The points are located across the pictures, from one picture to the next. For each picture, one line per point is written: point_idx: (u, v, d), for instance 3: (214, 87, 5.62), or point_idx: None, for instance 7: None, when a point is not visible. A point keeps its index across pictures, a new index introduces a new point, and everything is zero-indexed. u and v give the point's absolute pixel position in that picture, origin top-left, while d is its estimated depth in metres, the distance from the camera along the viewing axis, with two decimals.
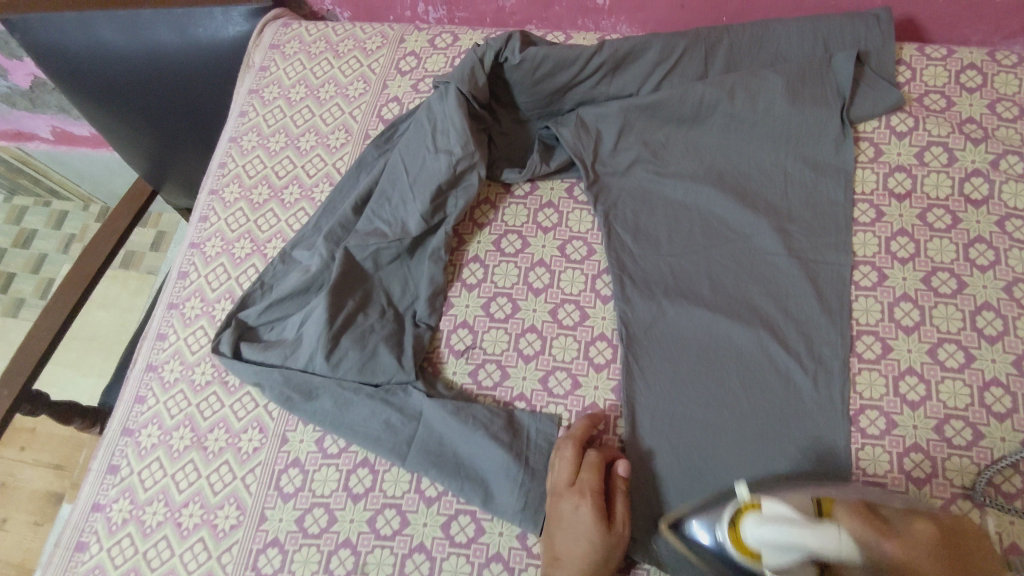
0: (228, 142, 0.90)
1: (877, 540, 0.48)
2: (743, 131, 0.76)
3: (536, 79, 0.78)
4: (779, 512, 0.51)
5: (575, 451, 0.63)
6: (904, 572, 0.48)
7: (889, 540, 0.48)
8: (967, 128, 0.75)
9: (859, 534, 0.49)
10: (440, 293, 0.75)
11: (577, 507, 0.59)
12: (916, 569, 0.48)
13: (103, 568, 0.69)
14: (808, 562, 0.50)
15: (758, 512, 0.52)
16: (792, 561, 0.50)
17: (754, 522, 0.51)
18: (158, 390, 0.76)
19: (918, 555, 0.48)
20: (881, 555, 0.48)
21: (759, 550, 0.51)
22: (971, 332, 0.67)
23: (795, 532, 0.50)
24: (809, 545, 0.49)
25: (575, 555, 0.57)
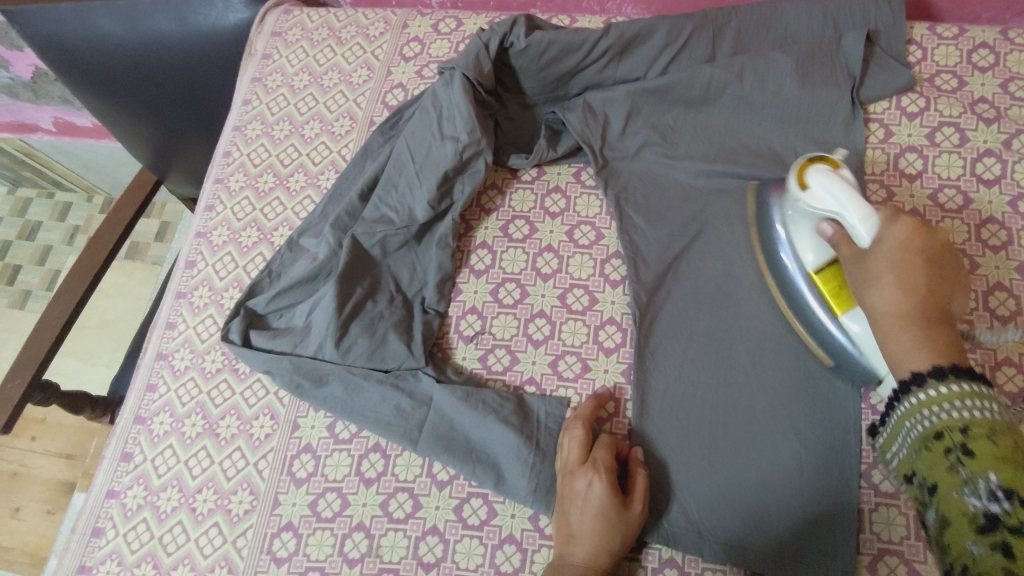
0: (232, 131, 0.90)
1: (891, 217, 0.55)
2: (752, 113, 0.76)
3: (543, 64, 0.77)
4: (843, 178, 0.61)
5: (585, 430, 0.63)
6: (889, 249, 0.53)
7: (900, 224, 0.54)
8: (980, 107, 0.75)
9: (885, 212, 0.56)
10: (449, 279, 0.75)
11: (591, 484, 0.59)
12: (895, 253, 0.53)
13: (119, 553, 0.70)
14: (835, 222, 0.59)
15: (837, 169, 0.62)
16: (830, 201, 0.60)
17: (820, 175, 0.62)
18: (169, 378, 0.77)
19: (918, 238, 0.53)
20: (885, 241, 0.54)
21: (815, 187, 0.62)
22: (983, 313, 0.66)
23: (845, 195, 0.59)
24: (849, 197, 0.58)
25: (591, 529, 0.58)
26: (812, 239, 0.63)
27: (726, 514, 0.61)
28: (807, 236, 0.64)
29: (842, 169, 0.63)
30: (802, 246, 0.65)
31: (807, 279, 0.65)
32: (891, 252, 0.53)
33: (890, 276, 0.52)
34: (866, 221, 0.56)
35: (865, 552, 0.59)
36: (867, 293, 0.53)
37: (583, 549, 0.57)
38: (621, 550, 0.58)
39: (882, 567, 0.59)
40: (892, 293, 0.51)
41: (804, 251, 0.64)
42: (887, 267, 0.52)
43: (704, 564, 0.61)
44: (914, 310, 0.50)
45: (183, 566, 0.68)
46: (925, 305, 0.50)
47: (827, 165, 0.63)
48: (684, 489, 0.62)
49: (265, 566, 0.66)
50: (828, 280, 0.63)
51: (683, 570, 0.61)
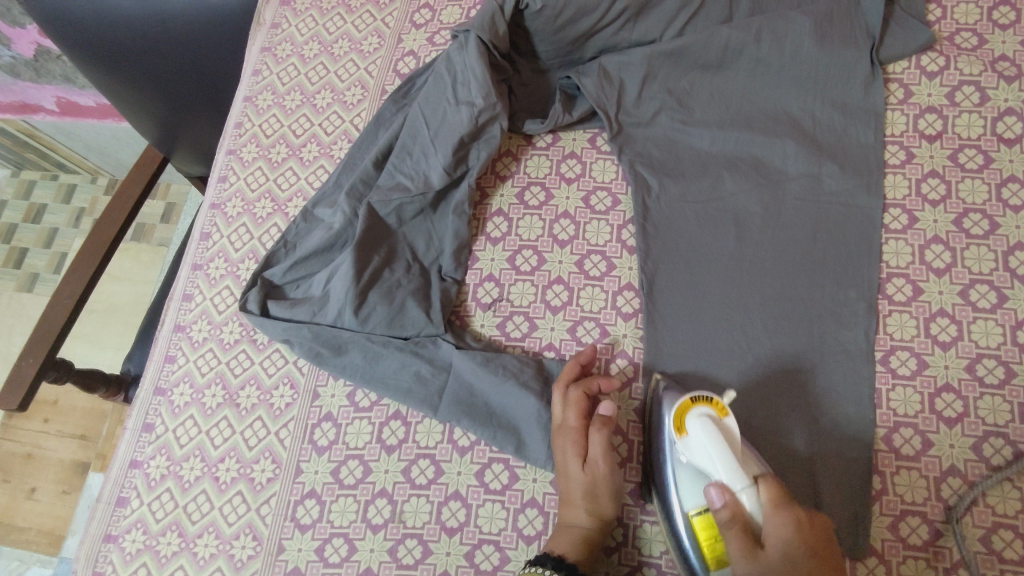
0: (243, 101, 0.89)
1: (781, 508, 0.49)
2: (770, 74, 0.75)
3: (559, 26, 0.76)
4: (728, 429, 0.54)
5: (559, 393, 0.65)
6: (789, 552, 0.47)
7: (791, 518, 0.48)
8: (1000, 66, 0.74)
9: (772, 492, 0.50)
10: (465, 247, 0.75)
11: (562, 446, 0.62)
12: (793, 567, 0.46)
13: (144, 522, 0.70)
14: (720, 485, 0.51)
15: (718, 416, 0.55)
16: (709, 468, 0.53)
17: (708, 431, 0.54)
18: (188, 349, 0.77)
19: (807, 528, 0.48)
20: (775, 534, 0.48)
21: (692, 438, 0.55)
22: (1003, 273, 0.66)
23: (729, 459, 0.52)
24: (732, 466, 0.51)
25: (570, 492, 0.60)
26: (693, 488, 0.55)
27: None
28: (687, 484, 0.55)
29: (726, 417, 0.55)
30: (681, 491, 0.56)
31: (687, 524, 0.55)
32: (784, 558, 0.47)
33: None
34: (755, 495, 0.50)
35: (886, 512, 0.59)
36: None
37: (570, 509, 0.60)
38: (605, 503, 0.59)
39: (904, 526, 0.59)
40: None
41: (687, 492, 0.55)
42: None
43: None
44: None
45: (208, 534, 0.68)
46: None
47: (709, 409, 0.56)
48: None
49: (289, 533, 0.67)
50: (704, 529, 0.54)
51: None
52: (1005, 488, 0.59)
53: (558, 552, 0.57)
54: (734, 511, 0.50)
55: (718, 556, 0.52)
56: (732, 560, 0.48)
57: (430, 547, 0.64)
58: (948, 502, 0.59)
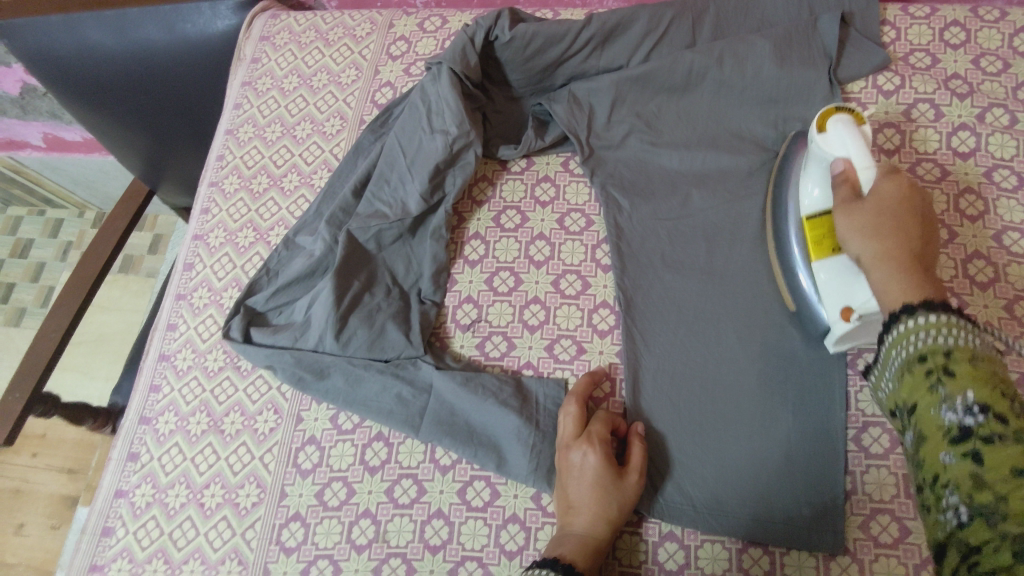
0: (225, 134, 0.91)
1: (895, 176, 0.56)
2: (733, 96, 0.78)
3: (527, 56, 0.79)
4: (864, 132, 0.61)
5: (579, 405, 0.66)
6: (886, 198, 0.55)
7: (899, 184, 0.56)
8: (953, 83, 0.77)
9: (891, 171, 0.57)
10: (444, 270, 0.77)
11: (586, 454, 0.62)
12: (883, 209, 0.55)
13: (130, 551, 0.71)
14: (843, 163, 0.59)
15: (858, 122, 0.62)
16: (841, 148, 0.60)
17: (843, 120, 0.62)
18: (172, 378, 0.78)
19: (914, 198, 0.55)
20: (880, 189, 0.56)
21: (832, 135, 0.62)
22: (964, 280, 0.68)
23: (856, 143, 0.60)
24: (862, 148, 0.59)
25: (588, 499, 0.60)
26: (817, 179, 0.64)
27: (720, 486, 0.63)
28: (813, 184, 0.64)
29: (863, 124, 0.63)
30: (806, 190, 0.65)
31: (800, 225, 0.66)
32: (880, 203, 0.55)
33: (877, 231, 0.53)
34: (872, 172, 0.58)
35: (858, 513, 0.61)
36: (859, 248, 0.54)
37: (584, 518, 0.60)
38: (620, 518, 0.61)
39: (875, 526, 0.60)
40: (878, 250, 0.52)
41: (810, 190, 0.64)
42: (875, 219, 0.54)
43: (703, 535, 0.63)
44: (903, 259, 0.51)
45: (194, 560, 0.69)
46: (913, 261, 0.51)
47: (851, 116, 0.63)
48: (679, 468, 0.64)
49: (274, 557, 0.67)
50: (815, 226, 0.63)
51: (683, 543, 0.63)
52: None
53: (568, 557, 0.57)
54: (851, 168, 0.59)
55: (822, 242, 0.63)
56: (837, 212, 0.58)
57: (414, 565, 0.65)
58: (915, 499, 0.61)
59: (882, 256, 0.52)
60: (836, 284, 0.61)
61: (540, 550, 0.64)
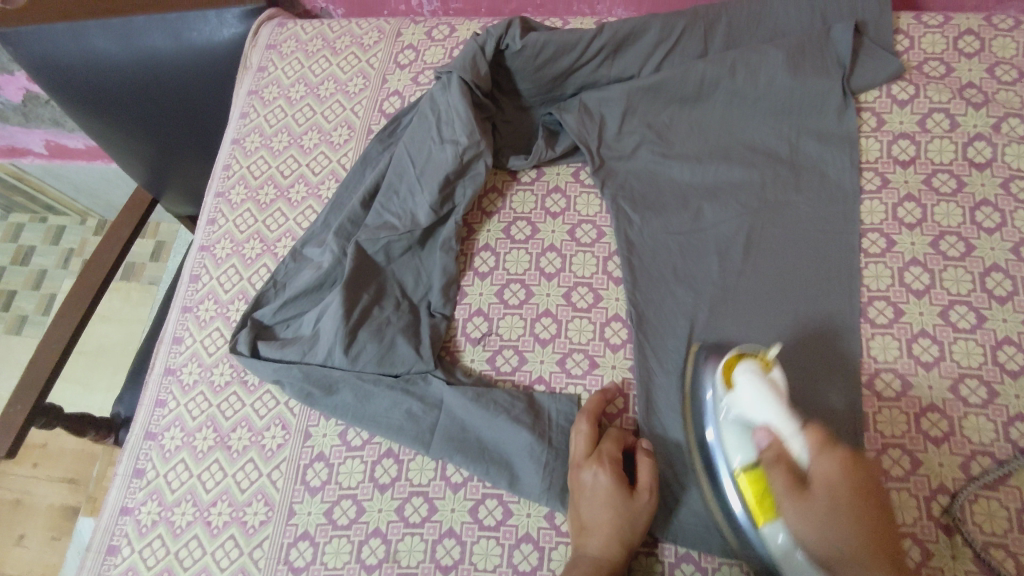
0: (231, 144, 0.90)
1: (826, 446, 0.53)
2: (746, 106, 0.77)
3: (538, 65, 0.79)
4: (775, 379, 0.59)
5: (591, 424, 0.65)
6: (835, 487, 0.51)
7: (838, 457, 0.52)
8: (968, 93, 0.76)
9: (820, 440, 0.54)
10: (454, 283, 0.76)
11: (597, 474, 0.61)
12: (837, 497, 0.51)
13: (135, 570, 0.69)
14: (766, 430, 0.56)
15: (765, 370, 0.60)
16: (758, 413, 0.57)
17: (753, 381, 0.58)
18: (178, 393, 0.77)
19: (855, 466, 0.52)
20: (821, 467, 0.52)
21: (741, 389, 0.59)
22: (982, 294, 0.67)
23: (772, 404, 0.57)
24: (782, 412, 0.56)
25: (600, 519, 0.59)
26: (738, 443, 0.59)
27: None
28: (736, 450, 0.59)
29: (772, 369, 0.60)
30: (727, 446, 0.60)
31: (733, 484, 0.59)
32: (830, 493, 0.51)
33: (843, 531, 0.50)
34: (802, 440, 0.54)
35: None
36: (813, 540, 0.51)
37: (597, 540, 0.58)
38: (634, 539, 0.59)
39: None
40: (864, 566, 0.49)
41: (731, 452, 0.60)
42: (833, 517, 0.50)
43: (720, 557, 0.61)
44: (892, 574, 0.49)
45: None
46: (897, 573, 0.49)
47: (755, 363, 0.60)
48: (694, 487, 0.63)
49: None
50: (752, 483, 0.57)
51: (699, 564, 0.62)
52: (992, 507, 0.59)
53: None
54: (783, 448, 0.55)
55: (764, 505, 0.56)
56: (784, 501, 0.53)
57: None
58: (936, 521, 0.59)
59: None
60: (798, 556, 0.54)
61: (554, 571, 0.63)
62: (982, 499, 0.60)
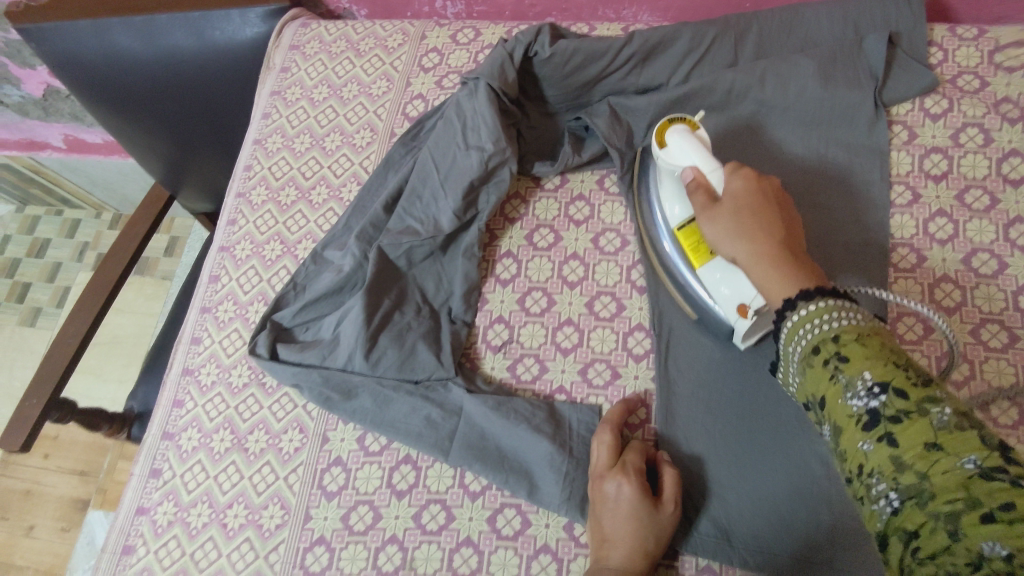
0: (253, 144, 0.90)
1: (738, 174, 0.60)
2: (775, 116, 0.76)
3: (567, 72, 0.78)
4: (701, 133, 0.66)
5: (614, 434, 0.64)
6: (740, 198, 0.58)
7: (744, 177, 0.59)
8: (1004, 107, 0.75)
9: (734, 167, 0.61)
10: (475, 289, 0.75)
11: (621, 485, 0.60)
12: (739, 209, 0.57)
13: (151, 570, 0.69)
14: (691, 171, 0.63)
15: (692, 130, 0.66)
16: (682, 160, 0.64)
17: (678, 134, 0.65)
18: (196, 393, 0.77)
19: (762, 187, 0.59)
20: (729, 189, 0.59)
21: (673, 148, 0.65)
22: (1014, 313, 0.66)
23: (697, 150, 0.63)
24: (703, 154, 0.63)
25: (625, 532, 0.58)
26: (674, 197, 0.67)
27: (757, 521, 0.61)
28: (672, 201, 0.67)
29: (698, 129, 0.66)
30: (667, 209, 0.68)
31: (672, 238, 0.67)
32: (737, 199, 0.58)
33: (742, 233, 0.56)
34: (720, 172, 0.62)
35: None
36: (734, 250, 0.57)
37: (620, 553, 0.57)
38: (657, 551, 0.58)
39: None
40: (751, 252, 0.55)
41: (671, 205, 0.67)
42: (738, 223, 0.57)
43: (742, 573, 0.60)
44: (777, 253, 0.53)
45: None
46: (785, 253, 0.53)
47: (684, 125, 0.66)
48: (718, 502, 0.62)
49: None
50: (687, 237, 0.65)
51: None
52: None
53: None
54: (701, 176, 0.62)
55: (698, 250, 0.64)
56: (702, 218, 0.60)
57: None
58: None
59: (757, 253, 0.54)
60: (726, 288, 0.62)
61: None
62: None
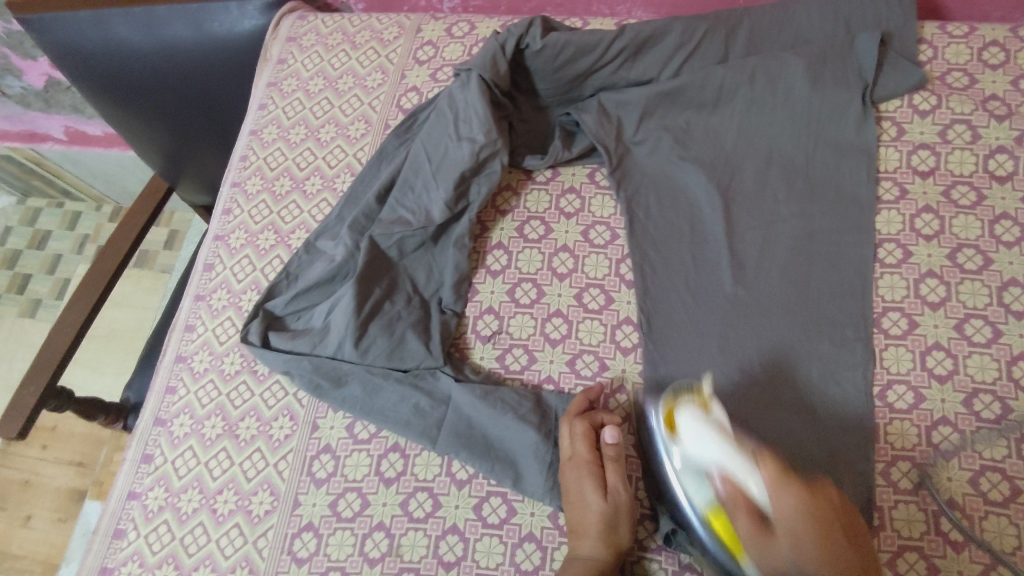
0: (249, 135, 0.91)
1: (784, 483, 0.51)
2: (764, 113, 0.77)
3: (558, 65, 0.79)
4: (714, 415, 0.57)
5: (570, 426, 0.65)
6: (795, 526, 0.49)
7: (795, 492, 0.51)
8: (992, 104, 0.75)
9: (776, 474, 0.52)
10: (465, 280, 0.76)
11: (579, 479, 0.62)
12: (802, 551, 0.48)
13: (141, 555, 0.70)
14: (720, 473, 0.54)
15: (704, 410, 0.58)
16: (705, 455, 0.55)
17: (698, 424, 0.56)
18: (188, 380, 0.77)
19: (813, 508, 0.50)
20: (782, 519, 0.50)
21: (684, 433, 0.57)
22: (998, 308, 0.67)
23: (721, 448, 0.54)
24: (728, 450, 0.54)
25: (591, 521, 0.59)
26: (696, 485, 0.56)
27: None
28: (692, 474, 0.56)
29: (711, 407, 0.58)
30: (688, 482, 0.57)
31: (700, 517, 0.56)
32: (791, 545, 0.49)
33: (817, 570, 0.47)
34: (757, 477, 0.52)
35: (885, 548, 0.59)
36: None
37: (589, 541, 0.59)
38: (623, 535, 0.60)
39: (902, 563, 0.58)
40: None
41: (690, 492, 0.57)
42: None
43: None
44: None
45: (204, 567, 0.68)
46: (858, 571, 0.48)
47: (693, 404, 0.59)
48: None
49: (286, 566, 0.66)
50: (720, 523, 0.54)
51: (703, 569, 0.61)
52: (1003, 525, 0.58)
53: None
54: (739, 496, 0.52)
55: (733, 543, 0.53)
56: (750, 553, 0.50)
57: None
58: (946, 537, 0.58)
59: None
60: None
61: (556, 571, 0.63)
62: (993, 515, 0.59)
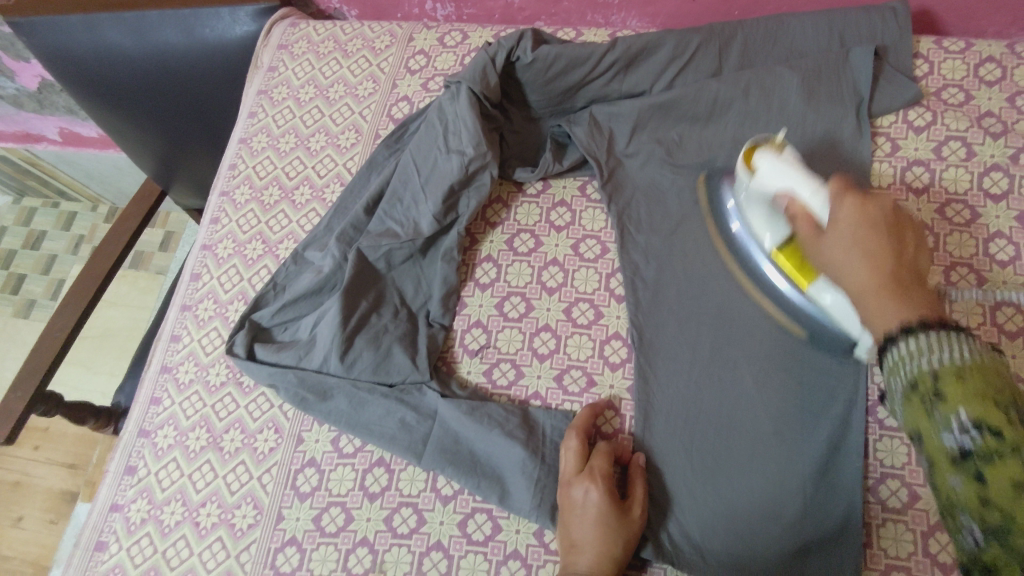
0: (238, 143, 0.90)
1: (840, 195, 0.54)
2: (758, 126, 0.76)
3: (548, 78, 0.78)
4: (788, 154, 0.63)
5: (580, 440, 0.64)
6: (841, 222, 0.52)
7: (850, 202, 0.52)
8: (987, 122, 0.75)
9: (835, 186, 0.55)
10: (454, 293, 0.75)
11: (588, 491, 0.60)
12: (856, 232, 0.50)
13: (122, 568, 0.69)
14: (786, 194, 0.60)
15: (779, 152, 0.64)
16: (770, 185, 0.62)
17: (767, 163, 0.63)
18: (173, 391, 0.77)
19: (871, 213, 0.51)
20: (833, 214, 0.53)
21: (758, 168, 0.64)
22: (991, 328, 0.66)
23: (792, 173, 0.61)
24: (800, 176, 0.60)
25: (592, 537, 0.58)
26: (766, 222, 0.65)
27: (726, 535, 0.60)
28: (762, 221, 0.65)
29: (785, 149, 0.65)
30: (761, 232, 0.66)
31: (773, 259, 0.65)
32: (840, 231, 0.51)
33: (858, 248, 0.49)
34: (820, 196, 0.56)
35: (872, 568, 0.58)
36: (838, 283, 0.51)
37: (587, 557, 0.57)
38: (623, 558, 0.58)
39: None
40: (863, 278, 0.48)
41: (762, 232, 0.65)
42: (851, 239, 0.50)
43: None
44: (885, 287, 0.46)
45: None
46: (899, 281, 0.47)
47: (770, 149, 0.65)
48: (687, 512, 0.62)
49: None
50: (789, 258, 0.63)
51: None
52: None
53: None
54: (799, 214, 0.58)
55: (803, 273, 0.62)
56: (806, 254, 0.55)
57: None
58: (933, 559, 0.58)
59: (868, 283, 0.47)
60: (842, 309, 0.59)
61: None
62: None
